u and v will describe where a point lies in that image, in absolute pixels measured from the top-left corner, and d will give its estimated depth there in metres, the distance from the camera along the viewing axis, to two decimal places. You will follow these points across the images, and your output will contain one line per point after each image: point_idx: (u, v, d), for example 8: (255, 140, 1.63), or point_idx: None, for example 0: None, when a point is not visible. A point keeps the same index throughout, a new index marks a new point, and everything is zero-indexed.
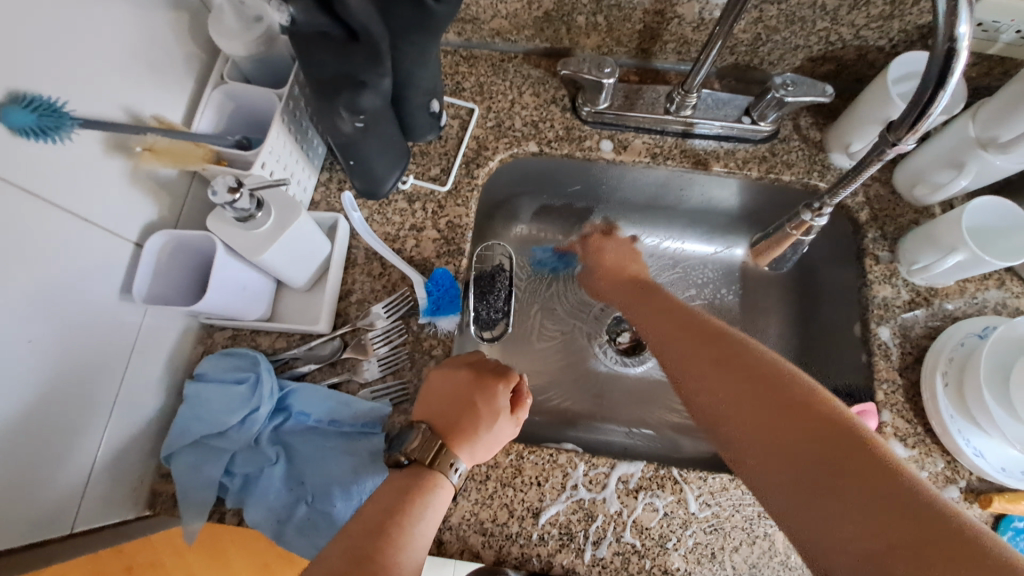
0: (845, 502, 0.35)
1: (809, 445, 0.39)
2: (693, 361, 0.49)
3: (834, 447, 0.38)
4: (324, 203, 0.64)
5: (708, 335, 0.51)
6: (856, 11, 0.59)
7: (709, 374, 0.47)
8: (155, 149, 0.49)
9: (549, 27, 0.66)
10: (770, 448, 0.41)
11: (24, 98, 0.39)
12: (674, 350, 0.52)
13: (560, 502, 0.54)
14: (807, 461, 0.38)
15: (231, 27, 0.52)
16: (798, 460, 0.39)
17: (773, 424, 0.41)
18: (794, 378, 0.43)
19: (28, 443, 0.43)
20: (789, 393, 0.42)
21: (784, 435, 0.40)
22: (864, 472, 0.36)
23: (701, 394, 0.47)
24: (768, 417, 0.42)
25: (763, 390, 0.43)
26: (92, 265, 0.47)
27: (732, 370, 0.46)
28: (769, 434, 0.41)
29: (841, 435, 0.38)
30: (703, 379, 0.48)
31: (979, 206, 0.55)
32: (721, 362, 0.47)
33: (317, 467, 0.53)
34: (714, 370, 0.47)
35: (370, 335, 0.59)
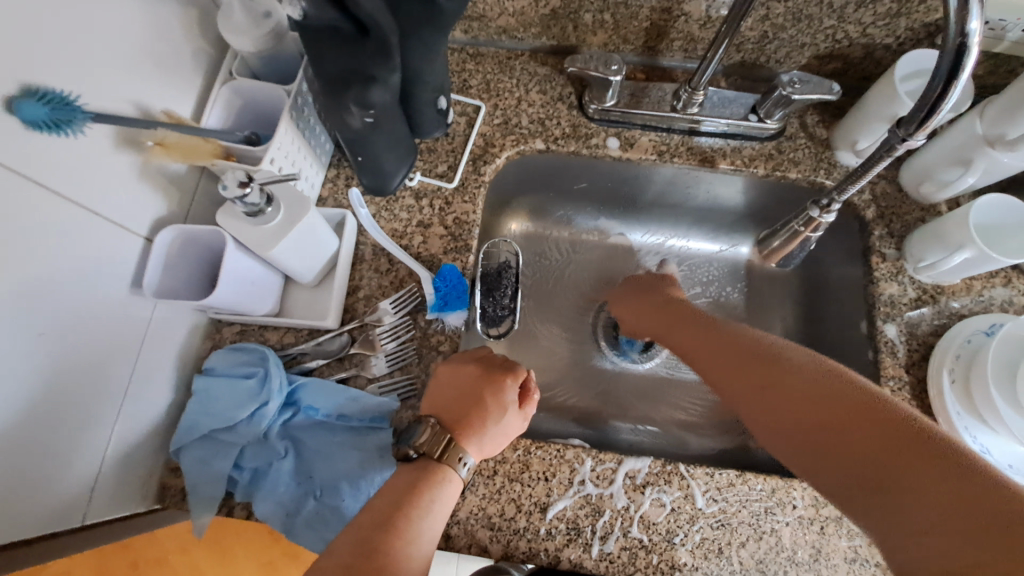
0: (917, 498, 0.35)
1: (875, 442, 0.38)
2: (741, 377, 0.50)
3: (895, 442, 0.37)
4: (332, 199, 0.64)
5: (749, 349, 0.52)
6: (863, 9, 0.59)
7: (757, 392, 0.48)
8: (165, 144, 0.49)
9: (556, 24, 0.66)
10: (830, 453, 0.40)
11: (38, 92, 0.39)
12: (721, 367, 0.53)
13: (568, 497, 0.54)
14: (870, 461, 0.38)
15: (240, 23, 0.53)
16: (861, 461, 0.38)
17: (830, 429, 0.41)
18: (844, 382, 0.43)
19: (40, 436, 0.43)
20: (843, 396, 0.42)
21: (841, 438, 0.40)
22: (931, 464, 0.35)
23: (752, 409, 0.48)
24: (823, 421, 0.42)
25: (816, 395, 0.43)
26: (103, 259, 0.47)
27: (779, 381, 0.46)
28: (828, 437, 0.41)
29: (902, 429, 0.38)
30: (755, 394, 0.48)
31: (986, 203, 0.55)
32: (769, 375, 0.48)
33: (325, 461, 0.54)
34: (760, 385, 0.48)
35: (378, 331, 0.59)
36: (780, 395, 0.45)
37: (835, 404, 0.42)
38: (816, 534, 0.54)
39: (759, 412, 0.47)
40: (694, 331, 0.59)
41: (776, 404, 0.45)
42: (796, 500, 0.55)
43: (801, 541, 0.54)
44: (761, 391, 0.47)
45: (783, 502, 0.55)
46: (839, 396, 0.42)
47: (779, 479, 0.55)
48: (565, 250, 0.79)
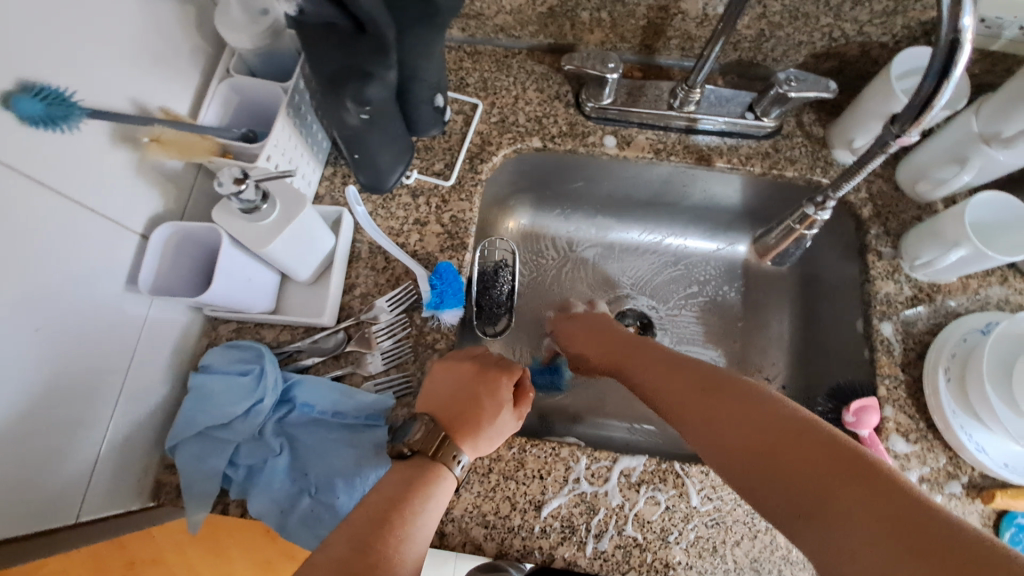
0: (867, 528, 0.33)
1: (815, 467, 0.37)
2: (691, 399, 0.48)
3: (839, 473, 0.36)
4: (328, 197, 0.64)
5: (696, 375, 0.49)
6: (859, 7, 0.59)
7: (704, 419, 0.45)
8: (162, 140, 0.49)
9: (553, 22, 0.67)
10: (783, 487, 0.38)
11: (33, 88, 0.39)
12: (662, 391, 0.50)
13: (562, 495, 0.54)
14: (824, 485, 0.36)
15: (236, 20, 0.53)
16: (811, 491, 0.36)
17: (778, 457, 0.39)
18: (787, 412, 0.41)
19: (35, 431, 0.44)
20: (791, 426, 0.40)
21: (793, 467, 0.38)
22: (879, 497, 0.33)
23: (699, 437, 0.45)
24: (773, 451, 0.40)
25: (761, 422, 0.41)
26: (99, 255, 0.47)
27: (724, 410, 0.44)
28: (784, 466, 0.38)
29: (850, 458, 0.36)
30: (701, 418, 0.46)
31: (983, 202, 0.55)
32: (716, 402, 0.45)
33: (321, 458, 0.54)
34: (706, 412, 0.45)
35: (374, 329, 0.59)
36: (730, 423, 0.43)
37: (775, 425, 0.41)
38: None
39: (705, 441, 0.45)
40: (642, 360, 0.56)
41: (725, 433, 0.43)
42: None
43: None
44: (710, 418, 0.45)
45: None
46: (784, 423, 0.40)
47: None
48: (561, 249, 0.79)
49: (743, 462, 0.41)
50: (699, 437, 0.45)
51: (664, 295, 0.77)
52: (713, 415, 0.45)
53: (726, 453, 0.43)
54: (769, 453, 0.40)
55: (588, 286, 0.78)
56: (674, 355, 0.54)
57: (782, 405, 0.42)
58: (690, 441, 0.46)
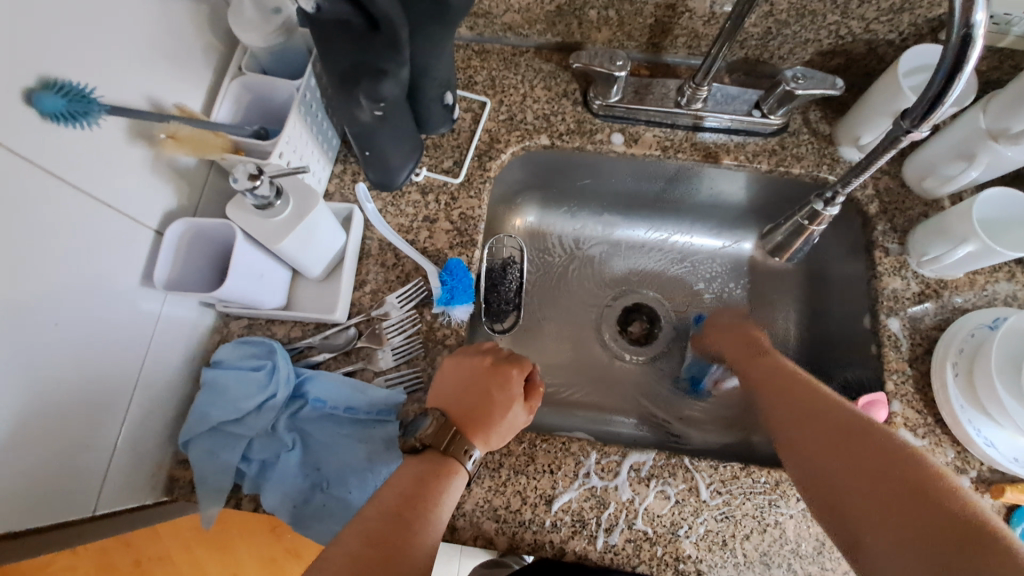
0: (897, 525, 0.41)
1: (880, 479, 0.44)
2: (785, 402, 0.56)
3: (893, 472, 0.43)
4: (338, 194, 0.65)
5: (790, 381, 0.58)
6: (866, 4, 0.59)
7: (792, 423, 0.54)
8: (177, 137, 0.49)
9: (561, 21, 0.67)
10: (835, 480, 0.47)
11: (55, 84, 0.40)
12: (772, 396, 0.58)
13: (573, 490, 0.55)
14: (865, 494, 0.44)
15: (250, 19, 0.53)
16: (856, 491, 0.45)
17: (840, 458, 0.47)
18: (868, 427, 0.48)
19: (53, 424, 0.44)
20: (858, 432, 0.48)
21: (845, 468, 0.46)
22: (923, 502, 0.40)
23: (787, 436, 0.53)
24: (838, 450, 0.48)
25: (843, 439, 0.48)
26: (115, 252, 0.47)
27: (810, 415, 0.52)
28: (837, 467, 0.47)
29: (908, 467, 0.43)
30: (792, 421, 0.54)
31: (989, 197, 0.56)
32: (805, 411, 0.53)
33: (333, 453, 0.54)
34: (797, 416, 0.53)
35: (385, 325, 0.60)
36: (810, 428, 0.51)
37: (856, 441, 0.47)
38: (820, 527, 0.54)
39: (791, 439, 0.53)
40: (754, 368, 0.63)
41: (808, 436, 0.51)
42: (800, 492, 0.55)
43: (805, 534, 0.54)
44: (796, 421, 0.53)
45: (787, 495, 0.55)
46: (863, 430, 0.48)
47: (783, 473, 0.56)
48: (568, 246, 0.79)
49: (811, 461, 0.49)
50: (786, 437, 0.53)
51: (671, 293, 0.78)
52: (806, 416, 0.53)
53: (801, 450, 0.51)
54: (835, 453, 0.48)
55: (596, 283, 0.79)
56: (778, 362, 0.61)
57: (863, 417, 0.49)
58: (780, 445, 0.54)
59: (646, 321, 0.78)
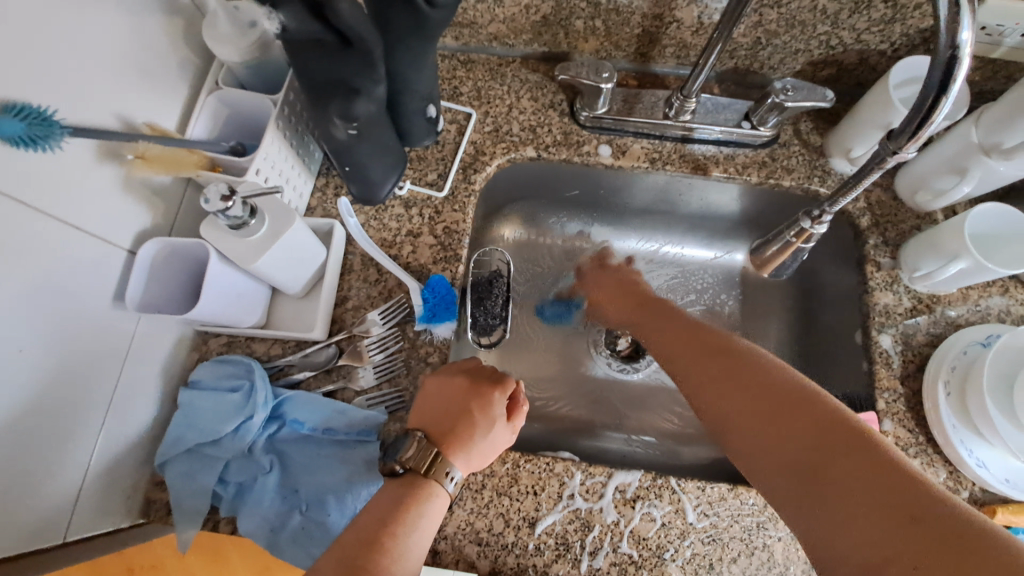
0: (837, 498, 0.36)
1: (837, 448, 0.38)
2: (704, 369, 0.50)
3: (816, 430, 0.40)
4: (320, 209, 0.64)
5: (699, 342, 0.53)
6: (857, 15, 0.58)
7: (705, 384, 0.49)
8: (147, 157, 0.48)
9: (547, 31, 0.66)
10: (767, 453, 0.42)
11: (12, 107, 0.38)
12: (699, 367, 0.50)
13: (557, 512, 0.54)
14: (805, 467, 0.39)
15: (225, 32, 0.52)
16: (794, 461, 0.40)
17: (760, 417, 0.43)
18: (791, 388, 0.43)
19: (21, 453, 0.43)
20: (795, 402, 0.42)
21: (787, 439, 0.41)
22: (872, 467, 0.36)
23: (699, 399, 0.49)
24: (779, 425, 0.42)
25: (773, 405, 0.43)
26: (84, 272, 0.46)
27: (736, 381, 0.46)
28: (777, 437, 0.41)
29: (852, 440, 0.38)
30: (707, 386, 0.48)
31: (982, 213, 0.54)
32: (746, 380, 0.46)
33: (311, 475, 0.53)
34: (703, 366, 0.50)
35: (366, 342, 0.58)
36: (749, 400, 0.45)
37: (786, 406, 0.42)
38: None
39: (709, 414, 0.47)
40: (647, 328, 0.61)
41: (744, 412, 0.44)
42: None
43: (793, 556, 0.53)
44: (733, 393, 0.46)
45: (775, 517, 0.54)
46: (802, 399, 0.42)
47: None
48: (557, 257, 0.78)
49: (743, 436, 0.44)
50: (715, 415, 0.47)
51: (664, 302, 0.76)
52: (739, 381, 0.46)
53: (733, 425, 0.45)
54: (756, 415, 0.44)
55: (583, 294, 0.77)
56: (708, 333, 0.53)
57: (802, 383, 0.43)
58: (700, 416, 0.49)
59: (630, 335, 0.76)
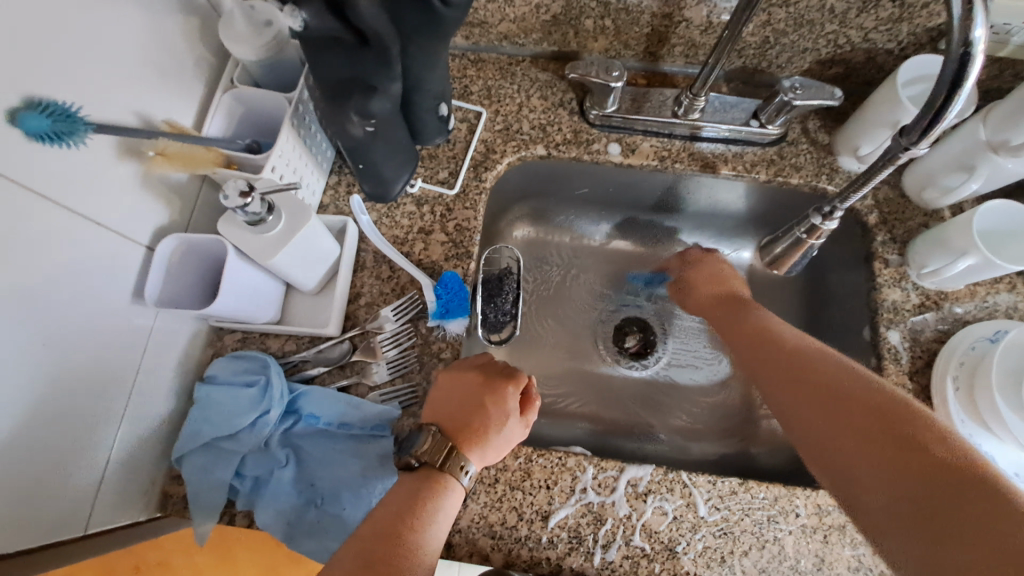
0: (897, 484, 0.40)
1: (912, 456, 0.40)
2: (787, 376, 0.52)
3: (896, 437, 0.42)
4: (333, 206, 0.64)
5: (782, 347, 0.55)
6: (865, 14, 0.59)
7: (788, 389, 0.52)
8: (167, 154, 0.49)
9: (557, 30, 0.66)
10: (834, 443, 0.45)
11: (38, 103, 0.39)
12: (769, 369, 0.54)
13: (569, 506, 0.54)
14: (872, 456, 0.42)
15: (241, 31, 0.53)
16: (861, 452, 0.43)
17: (839, 421, 0.46)
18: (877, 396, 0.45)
19: (43, 446, 0.44)
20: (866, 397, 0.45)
21: (853, 432, 0.44)
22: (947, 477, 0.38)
23: (783, 402, 0.52)
24: (848, 420, 0.45)
25: (854, 411, 0.45)
26: (105, 269, 0.47)
27: (820, 388, 0.49)
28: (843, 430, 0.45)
29: (922, 435, 0.41)
30: (791, 391, 0.51)
31: (989, 209, 0.55)
32: (817, 380, 0.50)
33: (326, 469, 0.54)
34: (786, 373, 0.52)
35: (379, 338, 0.59)
36: (818, 398, 0.48)
37: (868, 413, 0.44)
38: (819, 543, 0.54)
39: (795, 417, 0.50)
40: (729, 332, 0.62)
41: (815, 407, 0.48)
42: (800, 508, 0.55)
43: (804, 550, 0.53)
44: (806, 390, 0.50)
45: (786, 511, 0.54)
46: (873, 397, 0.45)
47: (782, 487, 0.55)
48: (565, 256, 0.79)
49: (826, 439, 0.46)
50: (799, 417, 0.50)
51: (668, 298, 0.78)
52: (822, 388, 0.49)
53: (805, 419, 0.49)
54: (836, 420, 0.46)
55: (592, 291, 0.78)
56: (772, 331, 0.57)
57: (882, 388, 0.46)
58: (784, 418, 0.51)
59: (639, 333, 0.77)
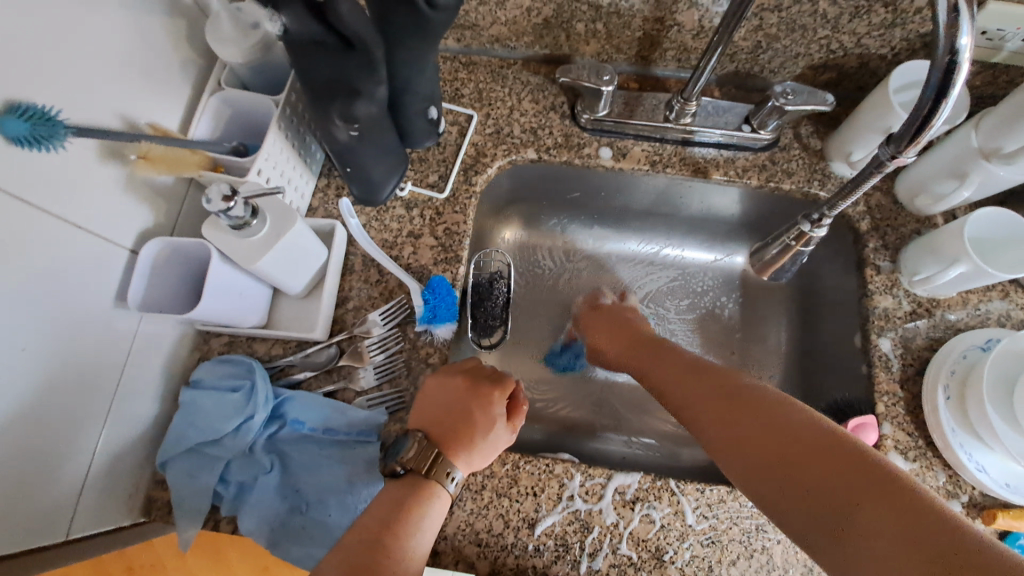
0: (845, 513, 0.36)
1: (831, 471, 0.38)
2: (715, 395, 0.49)
3: (819, 450, 0.40)
4: (322, 209, 0.64)
5: (708, 369, 0.53)
6: (857, 19, 0.58)
7: (711, 405, 0.49)
8: (150, 157, 0.49)
9: (548, 34, 0.66)
10: (764, 467, 0.42)
11: (17, 107, 0.38)
12: (699, 389, 0.51)
13: (556, 513, 0.54)
14: (810, 484, 0.39)
15: (228, 33, 0.52)
16: (797, 482, 0.40)
17: (762, 436, 0.43)
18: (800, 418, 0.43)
19: (24, 451, 0.43)
20: (785, 417, 0.43)
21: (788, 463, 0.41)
22: (872, 488, 0.36)
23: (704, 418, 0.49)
24: (763, 442, 0.43)
25: (781, 430, 0.42)
26: (88, 272, 0.47)
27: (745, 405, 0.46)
28: (778, 458, 0.41)
29: (854, 457, 0.38)
30: (713, 407, 0.48)
31: (980, 217, 0.54)
32: (738, 406, 0.47)
33: (312, 474, 0.54)
34: (711, 393, 0.50)
35: (366, 343, 0.58)
36: (740, 416, 0.46)
37: (788, 428, 0.42)
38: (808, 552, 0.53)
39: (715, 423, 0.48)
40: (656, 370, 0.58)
41: (742, 432, 0.45)
42: None
43: (792, 559, 0.53)
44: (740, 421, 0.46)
45: (774, 519, 0.54)
46: (801, 423, 0.42)
47: None
48: (557, 259, 0.78)
49: (751, 454, 0.43)
50: (721, 436, 0.47)
51: (658, 301, 0.77)
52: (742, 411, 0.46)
53: (739, 450, 0.45)
54: (760, 436, 0.43)
55: (585, 291, 0.78)
56: (703, 367, 0.54)
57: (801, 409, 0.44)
58: (706, 432, 0.48)
59: None
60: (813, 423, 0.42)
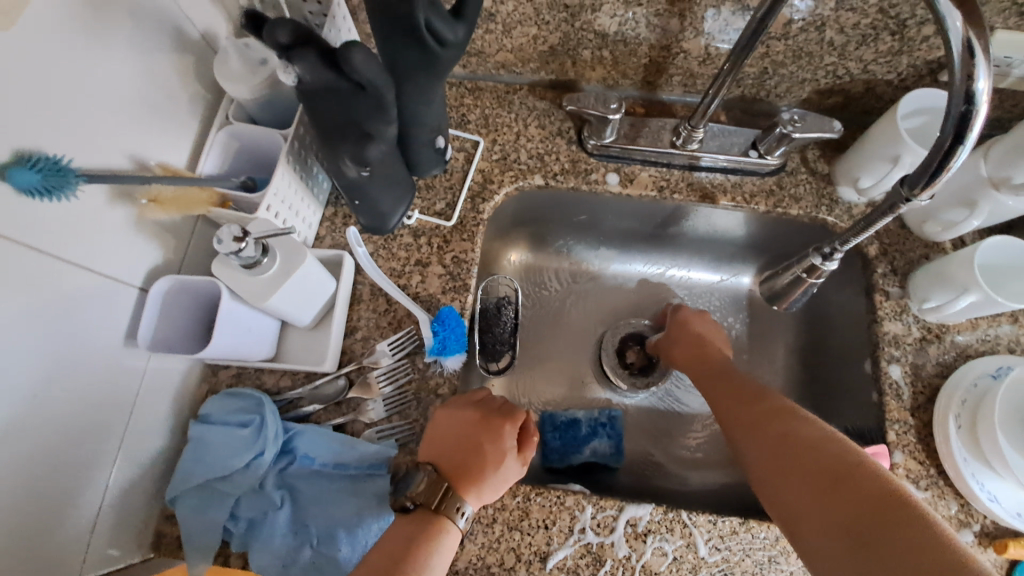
0: (868, 552, 0.38)
1: (861, 509, 0.40)
2: (757, 419, 0.51)
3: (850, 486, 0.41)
4: (329, 238, 0.64)
5: (752, 391, 0.55)
6: (864, 47, 0.58)
7: (754, 428, 0.51)
8: (160, 200, 0.49)
9: (554, 60, 0.66)
10: (795, 497, 0.44)
11: (29, 159, 0.38)
12: (740, 408, 0.54)
13: (568, 546, 0.53)
14: (837, 519, 0.41)
15: (237, 70, 0.52)
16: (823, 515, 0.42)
17: (797, 464, 0.45)
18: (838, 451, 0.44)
19: (37, 497, 0.43)
20: (821, 448, 0.45)
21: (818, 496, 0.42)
22: (900, 530, 0.38)
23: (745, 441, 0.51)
24: (796, 472, 0.45)
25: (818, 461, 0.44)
26: (99, 313, 0.47)
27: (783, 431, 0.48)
28: (802, 486, 0.44)
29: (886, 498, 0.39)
30: (756, 432, 0.50)
31: (991, 245, 0.55)
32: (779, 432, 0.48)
33: (321, 509, 0.53)
34: (754, 416, 0.52)
35: (375, 374, 0.58)
36: (778, 443, 0.48)
37: (823, 461, 0.44)
38: None
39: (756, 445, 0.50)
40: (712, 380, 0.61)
41: (777, 459, 0.47)
42: None
43: None
44: (763, 443, 0.49)
45: (787, 551, 0.54)
46: (837, 455, 0.44)
47: None
48: (564, 281, 0.78)
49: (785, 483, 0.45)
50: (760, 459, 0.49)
51: None
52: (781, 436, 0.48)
53: (772, 477, 0.47)
54: (795, 465, 0.45)
55: (592, 314, 0.77)
56: (748, 387, 0.56)
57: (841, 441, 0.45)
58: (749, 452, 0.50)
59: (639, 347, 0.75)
60: (851, 456, 0.43)
